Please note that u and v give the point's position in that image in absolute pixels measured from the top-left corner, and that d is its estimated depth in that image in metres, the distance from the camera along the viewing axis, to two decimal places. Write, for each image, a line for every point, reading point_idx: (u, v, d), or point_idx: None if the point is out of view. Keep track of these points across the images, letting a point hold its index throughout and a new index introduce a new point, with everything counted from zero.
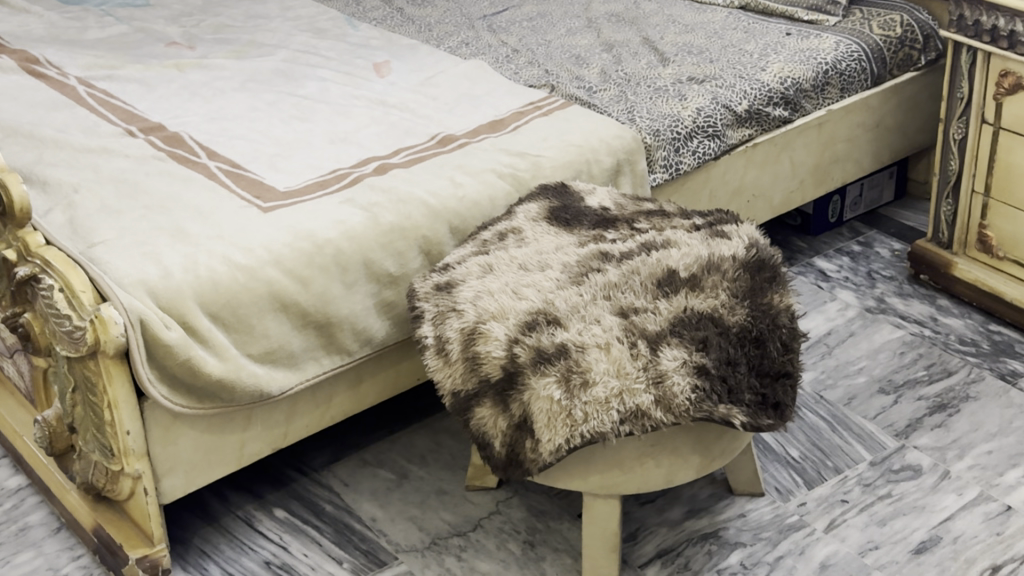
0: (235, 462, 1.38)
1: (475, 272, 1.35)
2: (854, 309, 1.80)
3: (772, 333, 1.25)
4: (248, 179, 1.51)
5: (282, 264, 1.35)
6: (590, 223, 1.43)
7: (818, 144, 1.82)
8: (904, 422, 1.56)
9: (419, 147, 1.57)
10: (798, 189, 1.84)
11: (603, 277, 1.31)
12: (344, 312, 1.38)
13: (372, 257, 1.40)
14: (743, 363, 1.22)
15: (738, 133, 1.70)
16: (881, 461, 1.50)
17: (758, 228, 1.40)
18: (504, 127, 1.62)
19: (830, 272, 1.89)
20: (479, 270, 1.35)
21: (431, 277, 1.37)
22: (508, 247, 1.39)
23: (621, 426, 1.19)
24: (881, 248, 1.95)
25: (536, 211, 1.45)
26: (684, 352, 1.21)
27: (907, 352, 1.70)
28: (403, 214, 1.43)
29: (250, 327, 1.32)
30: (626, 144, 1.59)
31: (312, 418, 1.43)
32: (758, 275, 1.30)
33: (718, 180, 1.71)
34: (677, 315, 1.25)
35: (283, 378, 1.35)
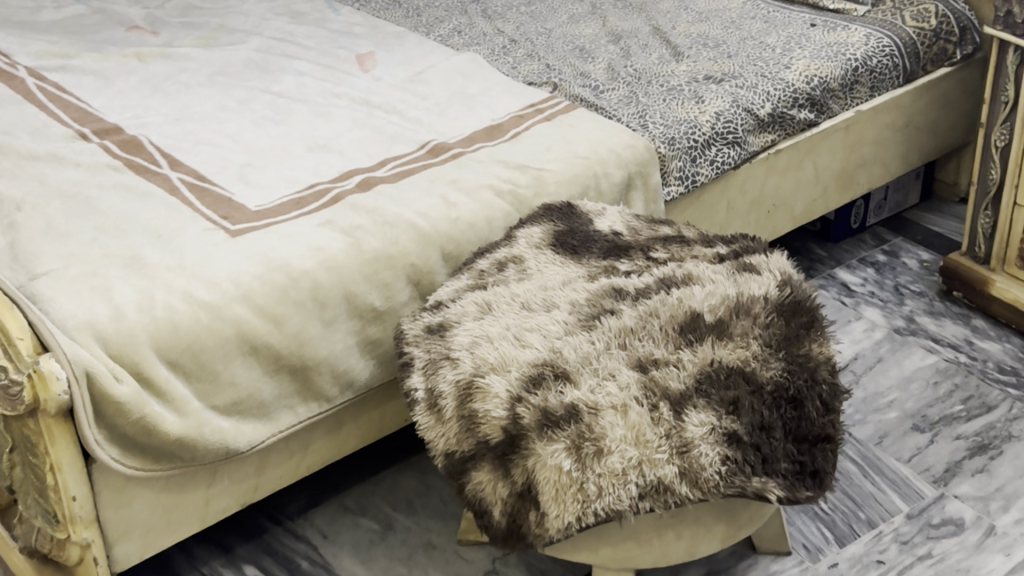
0: (200, 521, 1.23)
1: (472, 311, 1.19)
2: (881, 329, 1.65)
3: (811, 391, 1.10)
4: (215, 194, 1.34)
5: (252, 300, 1.18)
6: (600, 251, 1.27)
7: (844, 149, 1.65)
8: (942, 467, 1.42)
9: (407, 158, 1.40)
10: (823, 197, 1.67)
11: (617, 321, 1.15)
12: (322, 354, 1.22)
13: (354, 290, 1.23)
14: (779, 427, 1.07)
15: (760, 139, 1.53)
16: (920, 513, 1.36)
17: (790, 261, 1.24)
18: (502, 134, 1.45)
19: (853, 286, 1.74)
20: (476, 310, 1.19)
21: (421, 317, 1.21)
22: (509, 283, 1.23)
23: (642, 502, 1.04)
24: (909, 259, 1.79)
25: (540, 236, 1.29)
26: (712, 417, 1.06)
27: (941, 382, 1.55)
28: (389, 239, 1.27)
29: (215, 375, 1.16)
30: (638, 155, 1.42)
31: (285, 469, 1.26)
32: (794, 320, 1.15)
33: (737, 191, 1.55)
34: (702, 370, 1.09)
35: (252, 432, 1.18)
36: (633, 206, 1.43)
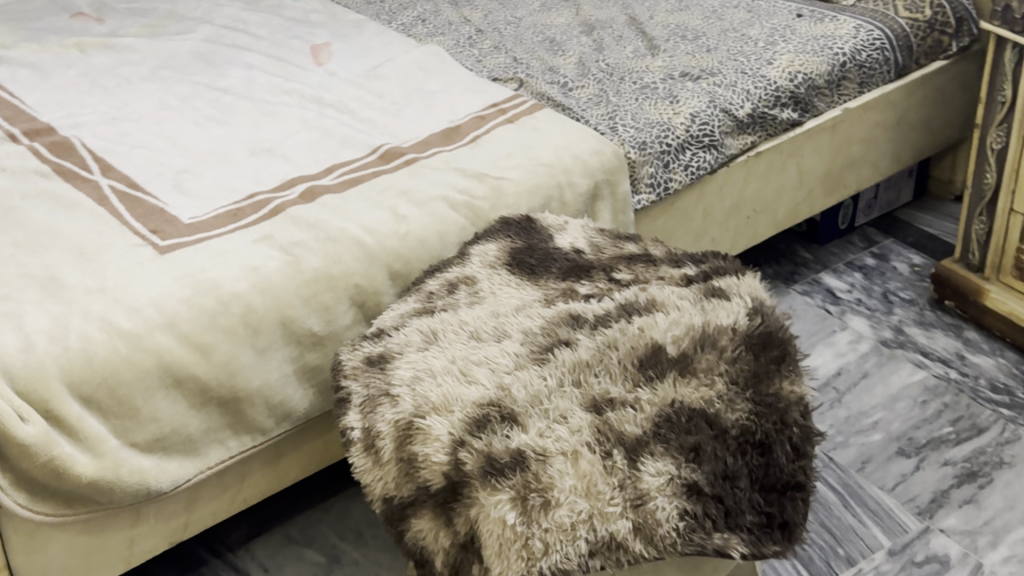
0: (125, 562, 1.14)
1: (416, 342, 1.10)
2: (868, 341, 1.56)
3: (779, 435, 1.01)
4: (147, 205, 1.25)
5: (177, 328, 1.09)
6: (559, 270, 1.17)
7: (831, 149, 1.55)
8: (927, 497, 1.33)
9: (357, 164, 1.31)
10: (807, 200, 1.58)
11: (572, 354, 1.06)
12: (255, 384, 1.12)
13: (290, 313, 1.14)
14: (744, 476, 0.98)
15: (738, 141, 1.43)
16: (902, 550, 1.27)
17: (762, 284, 1.15)
18: (460, 137, 1.35)
19: (839, 293, 1.64)
20: (420, 341, 1.10)
21: (361, 346, 1.12)
22: (458, 308, 1.13)
23: (592, 560, 0.94)
24: (899, 263, 1.70)
25: (495, 255, 1.19)
26: (671, 466, 0.97)
27: (930, 401, 1.46)
28: (330, 257, 1.17)
29: (135, 411, 1.07)
30: (606, 162, 1.32)
31: (219, 504, 1.18)
32: (764, 355, 1.05)
33: (714, 196, 1.45)
34: (661, 413, 1.00)
35: (177, 470, 1.10)
36: (599, 218, 1.33)
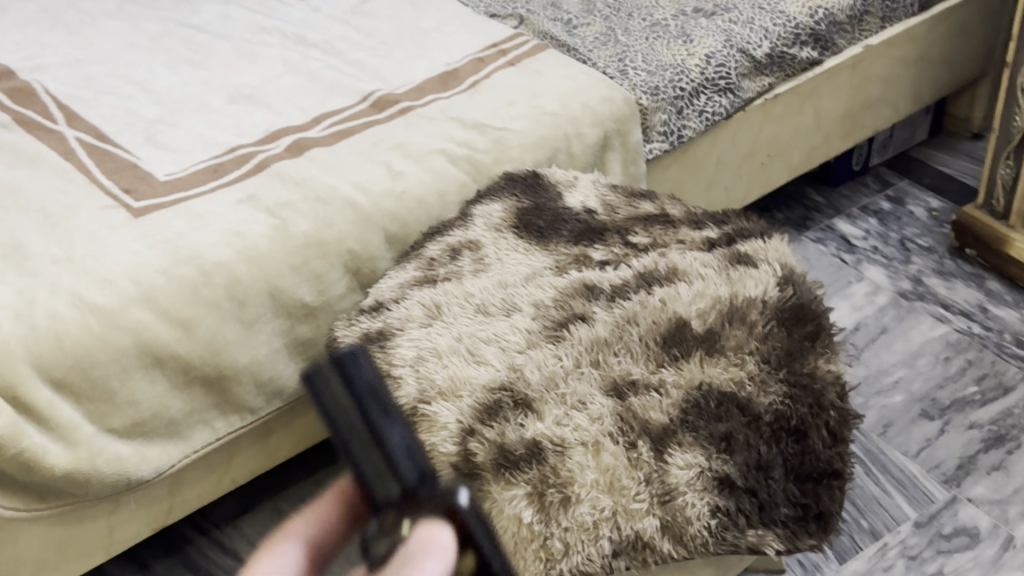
0: (105, 550, 1.07)
1: (418, 319, 1.00)
2: (885, 293, 1.49)
3: (815, 419, 0.93)
4: (118, 160, 1.14)
5: (155, 303, 0.99)
6: (570, 233, 1.09)
7: (850, 90, 1.46)
8: (954, 464, 1.26)
9: (346, 113, 1.21)
10: (824, 143, 1.50)
11: (589, 331, 0.98)
12: (242, 360, 1.04)
13: (279, 284, 1.05)
14: (778, 466, 0.90)
15: (755, 84, 1.34)
16: (929, 522, 1.20)
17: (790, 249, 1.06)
18: (457, 82, 1.25)
19: (854, 240, 1.58)
20: (422, 314, 1.01)
21: (358, 322, 1.01)
22: (462, 278, 1.04)
23: (615, 561, 0.86)
24: (916, 207, 1.63)
25: (499, 216, 1.10)
26: (700, 457, 0.89)
27: (953, 357, 1.39)
28: (321, 221, 1.08)
29: (112, 395, 0.97)
30: (616, 111, 1.22)
31: (205, 486, 1.10)
32: (797, 330, 0.97)
33: (728, 143, 1.36)
34: (688, 397, 0.92)
35: (159, 456, 1.01)
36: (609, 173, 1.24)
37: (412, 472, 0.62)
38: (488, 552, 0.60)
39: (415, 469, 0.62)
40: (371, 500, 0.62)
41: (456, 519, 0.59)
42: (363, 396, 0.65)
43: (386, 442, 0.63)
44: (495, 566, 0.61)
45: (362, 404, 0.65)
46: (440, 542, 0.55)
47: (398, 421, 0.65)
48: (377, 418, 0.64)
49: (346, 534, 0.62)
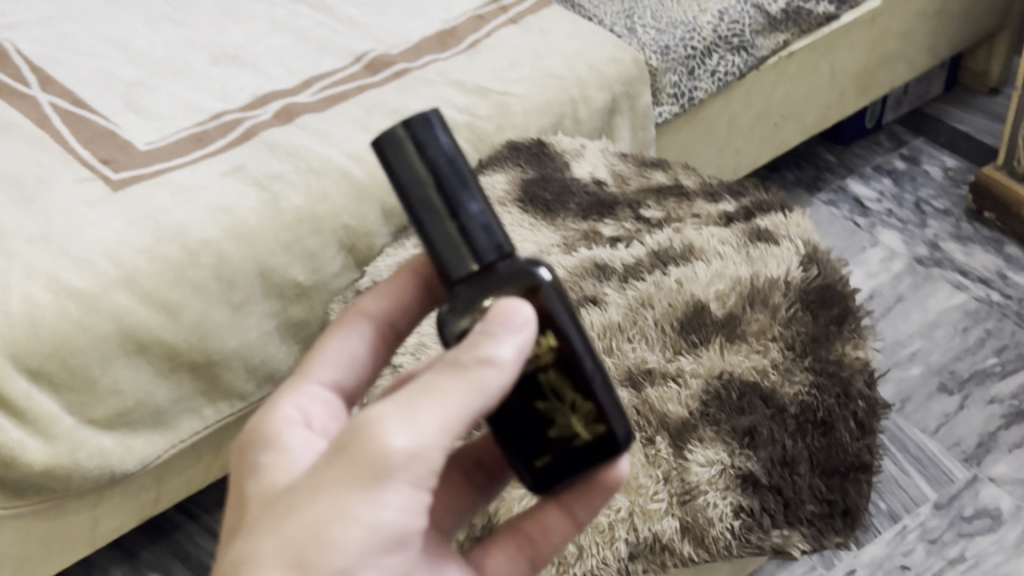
0: (90, 543, 1.02)
1: None
2: (901, 259, 1.44)
3: (842, 410, 0.87)
4: (95, 127, 1.07)
5: (137, 285, 0.92)
6: (578, 207, 1.02)
7: (867, 46, 1.40)
8: (974, 441, 1.21)
9: (338, 75, 1.14)
10: (838, 102, 1.44)
11: (601, 314, 0.92)
12: (231, 345, 0.98)
13: (270, 262, 0.98)
14: (803, 461, 0.85)
15: (770, 41, 1.26)
16: (949, 503, 1.15)
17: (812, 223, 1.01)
18: (455, 42, 1.18)
19: (867, 202, 1.53)
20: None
21: None
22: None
23: (631, 564, 0.81)
24: (931, 166, 1.58)
25: (503, 189, 1.04)
26: (722, 454, 0.83)
27: (971, 328, 1.34)
28: (314, 194, 1.01)
29: (93, 384, 0.91)
30: (624, 73, 1.16)
31: (194, 473, 1.05)
32: (823, 314, 0.91)
33: (741, 104, 1.30)
34: (708, 388, 0.86)
35: (144, 447, 0.96)
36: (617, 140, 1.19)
37: (497, 257, 0.51)
38: (568, 326, 0.51)
39: (493, 243, 0.51)
40: (444, 277, 0.52)
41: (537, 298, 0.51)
42: (441, 169, 0.51)
43: (464, 215, 0.51)
44: (592, 374, 0.52)
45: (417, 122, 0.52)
46: (523, 314, 0.48)
47: (478, 186, 0.52)
48: (452, 189, 0.51)
49: (416, 309, 0.65)
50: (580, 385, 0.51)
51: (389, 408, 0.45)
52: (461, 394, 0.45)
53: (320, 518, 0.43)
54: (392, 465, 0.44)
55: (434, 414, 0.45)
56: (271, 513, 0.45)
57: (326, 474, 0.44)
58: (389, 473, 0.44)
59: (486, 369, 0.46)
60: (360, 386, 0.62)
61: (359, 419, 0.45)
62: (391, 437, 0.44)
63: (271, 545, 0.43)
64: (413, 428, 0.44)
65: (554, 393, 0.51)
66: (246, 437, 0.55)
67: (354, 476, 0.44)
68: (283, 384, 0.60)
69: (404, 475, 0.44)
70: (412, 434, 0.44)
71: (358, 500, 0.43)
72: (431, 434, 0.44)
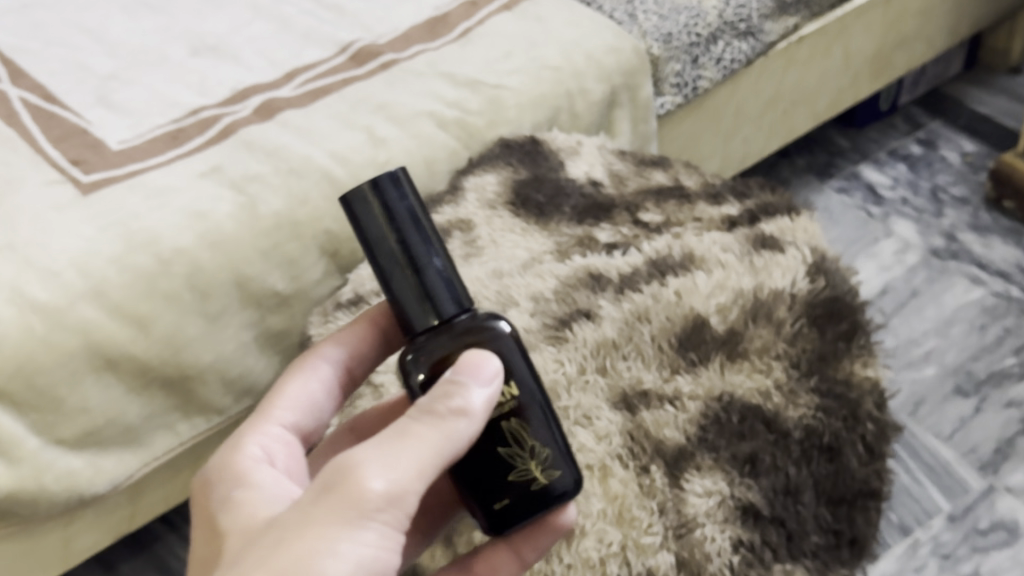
0: (63, 561, 0.97)
1: None
2: (916, 252, 1.38)
3: (850, 435, 0.82)
4: (65, 124, 1.02)
5: (105, 297, 0.87)
6: (573, 210, 0.97)
7: (882, 27, 1.33)
8: (991, 448, 1.16)
9: (322, 67, 1.08)
10: (851, 86, 1.38)
11: (595, 330, 0.86)
12: (206, 358, 0.93)
13: (247, 272, 0.93)
14: (808, 489, 0.79)
15: (779, 25, 1.19)
16: (964, 515, 1.11)
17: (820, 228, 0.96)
18: (447, 30, 1.12)
19: (881, 189, 1.47)
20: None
21: (333, 318, 0.90)
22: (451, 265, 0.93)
23: None
24: (948, 151, 1.52)
25: (494, 191, 0.99)
26: (722, 483, 0.77)
27: (989, 325, 1.29)
28: (294, 198, 0.96)
29: (60, 403, 0.86)
30: (624, 63, 1.10)
31: (173, 488, 1.01)
32: (831, 329, 0.86)
33: (748, 93, 1.24)
34: (707, 411, 0.81)
35: (115, 466, 0.91)
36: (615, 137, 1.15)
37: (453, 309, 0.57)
38: (525, 378, 0.56)
39: (453, 298, 0.57)
40: (404, 326, 0.57)
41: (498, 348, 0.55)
42: (405, 224, 0.57)
43: (426, 270, 0.56)
44: (546, 422, 0.57)
45: (381, 181, 0.57)
46: (490, 368, 0.53)
47: (440, 243, 0.58)
48: (416, 246, 0.57)
49: (373, 357, 0.69)
50: (535, 430, 0.56)
51: (370, 452, 0.48)
52: (433, 443, 0.49)
53: (302, 546, 0.45)
54: (373, 504, 0.46)
55: (410, 459, 0.48)
56: (251, 545, 0.47)
57: (306, 508, 0.47)
58: (368, 512, 0.46)
59: (459, 419, 0.50)
60: (316, 429, 0.65)
61: (340, 461, 0.48)
62: (370, 479, 0.47)
63: (255, 568, 0.45)
64: (393, 469, 0.47)
65: (515, 440, 0.56)
66: (207, 490, 0.56)
67: (336, 510, 0.46)
68: (246, 423, 0.62)
69: (382, 515, 0.47)
70: (391, 476, 0.47)
71: (342, 535, 0.46)
72: (406, 476, 0.48)
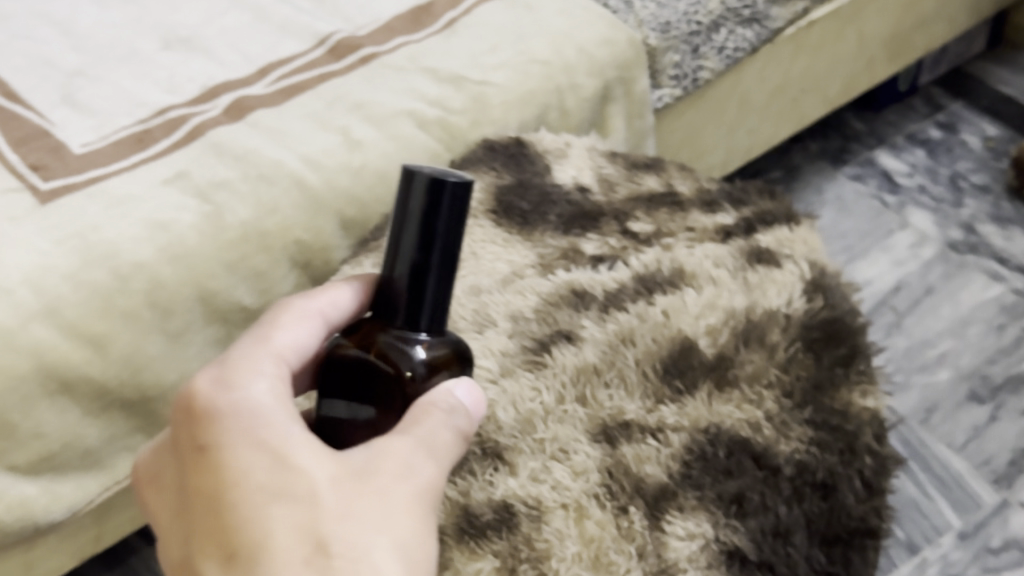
0: None
1: None
2: (932, 245, 1.32)
3: (847, 470, 0.77)
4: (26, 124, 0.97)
5: (59, 316, 0.81)
6: (558, 219, 0.91)
7: (900, 8, 1.26)
8: (1006, 460, 1.11)
9: (298, 61, 1.03)
10: (866, 70, 1.31)
11: (576, 354, 0.81)
12: (169, 378, 0.89)
13: (211, 286, 0.89)
14: (799, 530, 0.74)
15: (787, 10, 1.13)
16: (975, 532, 1.05)
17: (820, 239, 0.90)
18: (432, 19, 1.06)
19: (897, 176, 1.41)
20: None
21: None
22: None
23: None
24: (969, 136, 1.45)
25: (475, 198, 0.93)
26: (707, 525, 0.72)
27: (1008, 326, 1.23)
28: (263, 206, 0.91)
29: (12, 429, 0.81)
30: (618, 55, 1.04)
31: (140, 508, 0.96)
32: (829, 353, 0.81)
33: (753, 81, 1.17)
34: (691, 446, 0.76)
35: (73, 492, 0.88)
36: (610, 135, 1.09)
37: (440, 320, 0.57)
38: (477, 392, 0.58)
39: (436, 327, 0.56)
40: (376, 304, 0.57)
41: (456, 362, 0.57)
42: (429, 252, 0.54)
43: (421, 300, 0.55)
44: None
45: (441, 203, 0.53)
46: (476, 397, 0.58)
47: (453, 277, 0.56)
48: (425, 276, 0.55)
49: None
50: None
51: (424, 448, 0.52)
52: (446, 439, 0.54)
53: (380, 518, 0.49)
54: (422, 486, 0.52)
55: (445, 464, 0.54)
56: (318, 498, 0.49)
57: (369, 480, 0.50)
58: (420, 497, 0.51)
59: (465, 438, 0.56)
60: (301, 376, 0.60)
61: (403, 447, 0.52)
62: (420, 467, 0.52)
63: (352, 531, 0.48)
64: (433, 460, 0.53)
65: None
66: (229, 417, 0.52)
67: (401, 486, 0.51)
68: (241, 348, 0.56)
69: (431, 514, 0.52)
70: (439, 478, 0.53)
71: (423, 529, 0.51)
72: (442, 478, 0.53)
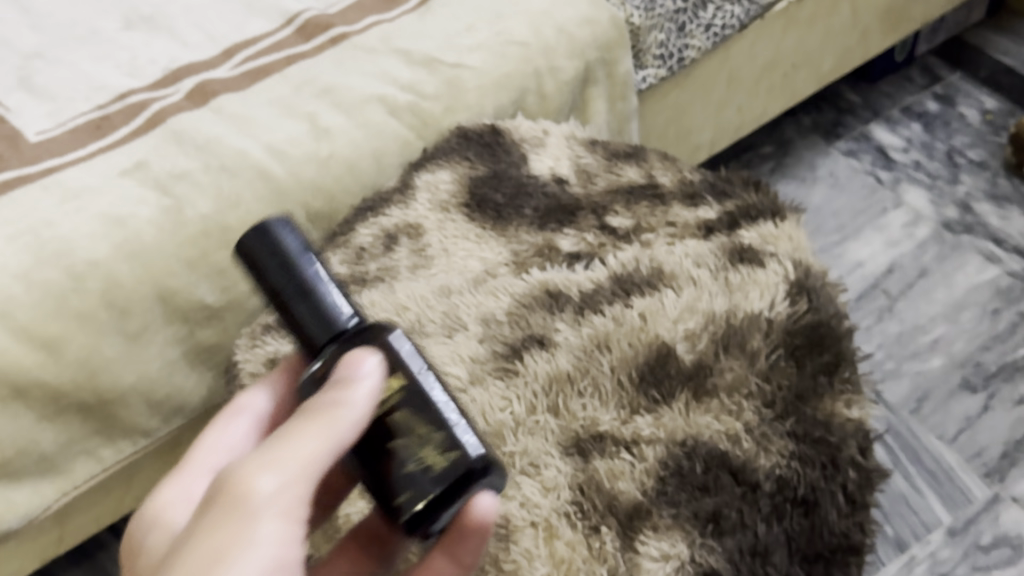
0: None
1: None
2: (927, 224, 1.28)
3: (829, 485, 0.73)
4: None
5: (10, 318, 0.78)
6: (534, 213, 0.88)
7: None
8: (999, 452, 1.08)
9: (265, 42, 0.98)
10: (861, 43, 1.26)
11: (549, 362, 0.78)
12: (129, 379, 0.85)
13: (170, 284, 0.85)
14: (779, 549, 0.70)
15: None
16: (965, 529, 1.02)
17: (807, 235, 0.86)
18: None
19: (892, 152, 1.37)
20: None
21: (263, 342, 0.82)
22: (393, 279, 0.84)
23: None
24: (967, 109, 1.41)
25: (448, 191, 0.89)
26: (681, 546, 0.68)
27: (1003, 310, 1.19)
28: (225, 199, 0.87)
29: None
30: (600, 36, 0.99)
31: (102, 509, 0.93)
32: (812, 360, 0.77)
33: (742, 58, 1.12)
34: (666, 461, 0.72)
35: (29, 499, 0.83)
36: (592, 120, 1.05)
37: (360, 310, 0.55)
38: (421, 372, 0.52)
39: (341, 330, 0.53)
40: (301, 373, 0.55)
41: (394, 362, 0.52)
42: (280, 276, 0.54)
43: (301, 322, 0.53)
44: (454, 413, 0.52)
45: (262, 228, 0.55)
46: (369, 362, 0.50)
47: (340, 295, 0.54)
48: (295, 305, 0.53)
49: None
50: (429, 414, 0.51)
51: (252, 461, 0.45)
52: (296, 440, 0.46)
53: (186, 564, 0.42)
54: (250, 497, 0.43)
55: (294, 456, 0.45)
56: None
57: (182, 536, 0.45)
58: (261, 510, 0.43)
59: (338, 414, 0.47)
60: None
61: (221, 476, 0.45)
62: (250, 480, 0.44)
63: None
64: (269, 467, 0.45)
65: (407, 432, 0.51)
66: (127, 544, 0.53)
67: (219, 515, 0.43)
68: None
69: (280, 515, 0.44)
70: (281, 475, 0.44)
71: (241, 537, 0.43)
72: (292, 469, 0.45)
